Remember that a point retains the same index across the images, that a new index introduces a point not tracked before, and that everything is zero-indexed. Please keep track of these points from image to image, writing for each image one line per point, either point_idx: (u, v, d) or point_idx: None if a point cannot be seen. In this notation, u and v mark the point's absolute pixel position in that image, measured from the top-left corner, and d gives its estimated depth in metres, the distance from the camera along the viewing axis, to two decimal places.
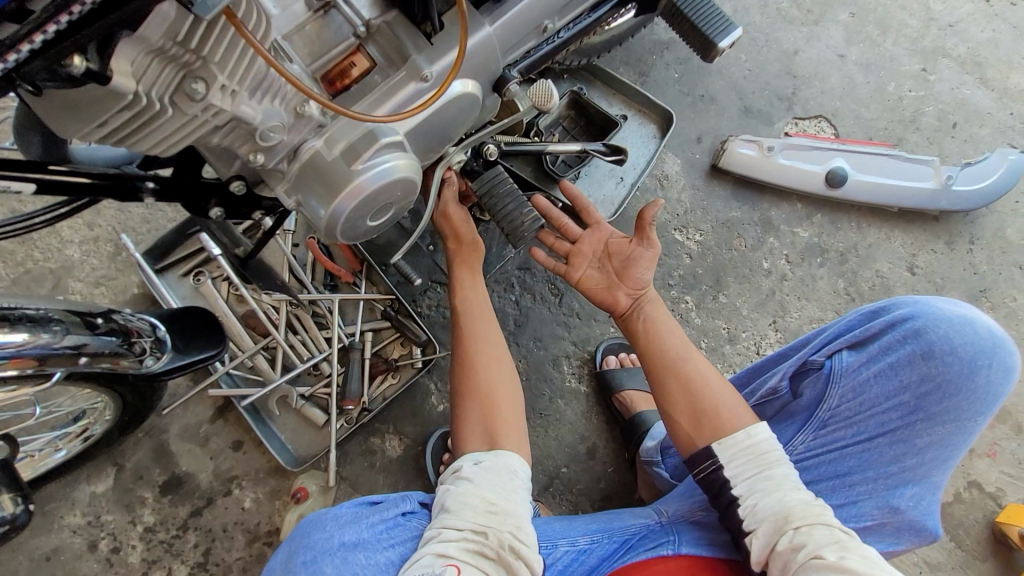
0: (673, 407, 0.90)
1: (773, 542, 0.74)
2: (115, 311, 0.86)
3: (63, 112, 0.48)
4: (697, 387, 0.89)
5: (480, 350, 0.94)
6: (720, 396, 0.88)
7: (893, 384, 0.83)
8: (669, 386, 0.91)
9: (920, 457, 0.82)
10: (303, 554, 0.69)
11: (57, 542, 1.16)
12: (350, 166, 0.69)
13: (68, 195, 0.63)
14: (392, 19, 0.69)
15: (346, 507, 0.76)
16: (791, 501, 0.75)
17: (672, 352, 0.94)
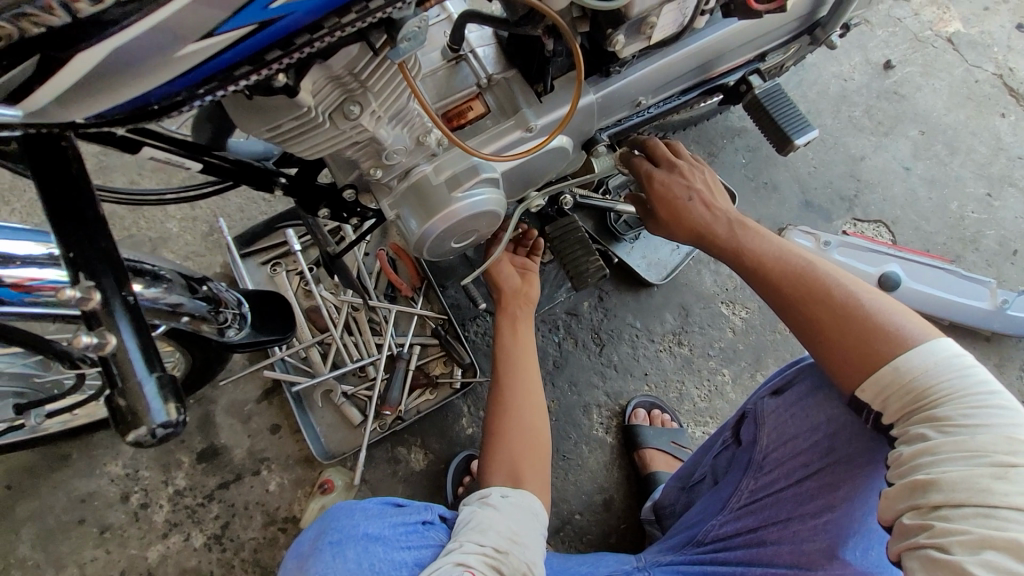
0: (828, 342, 0.72)
1: (903, 509, 0.61)
2: (210, 280, 0.93)
3: (250, 113, 0.59)
4: (845, 306, 0.72)
5: (525, 396, 0.99)
6: (876, 310, 0.70)
7: (808, 424, 0.81)
8: (813, 318, 0.73)
9: (848, 501, 0.74)
10: (334, 533, 0.81)
11: (95, 487, 1.24)
12: (450, 192, 0.78)
13: (219, 177, 0.74)
14: (511, 76, 0.80)
15: (374, 503, 0.86)
16: (951, 458, 0.59)
17: (797, 269, 0.78)
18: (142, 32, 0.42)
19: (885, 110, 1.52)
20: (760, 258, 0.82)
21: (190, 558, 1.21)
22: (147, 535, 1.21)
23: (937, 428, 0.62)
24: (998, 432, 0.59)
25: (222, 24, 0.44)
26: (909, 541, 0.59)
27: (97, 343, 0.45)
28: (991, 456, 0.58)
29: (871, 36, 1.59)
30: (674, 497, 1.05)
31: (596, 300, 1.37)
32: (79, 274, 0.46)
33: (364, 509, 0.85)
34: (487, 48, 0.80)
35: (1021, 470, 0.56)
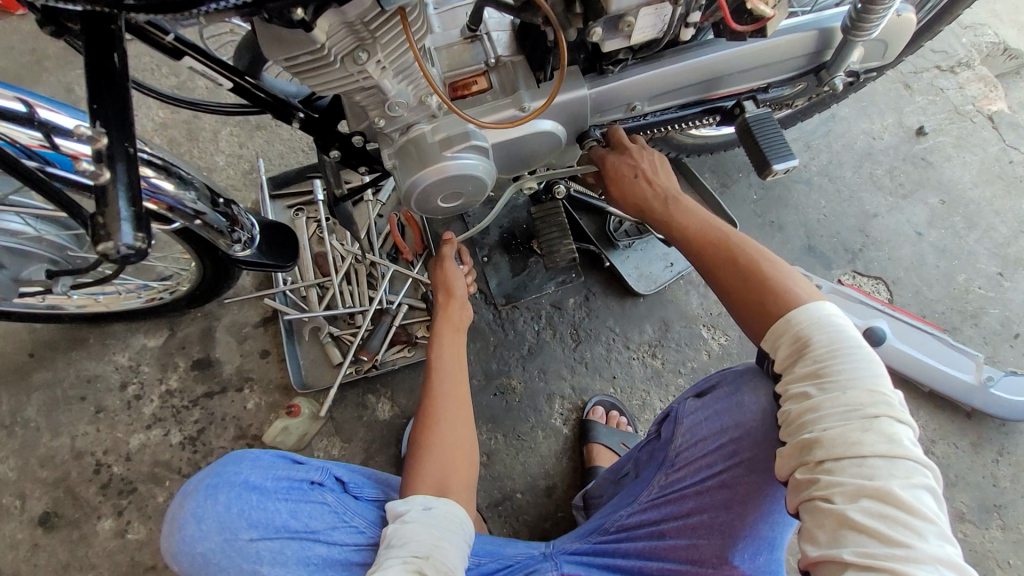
0: (736, 295, 0.78)
1: (794, 465, 0.64)
2: (233, 201, 1.06)
3: (273, 42, 0.69)
4: (752, 264, 0.78)
5: (453, 412, 0.99)
6: (773, 266, 0.77)
7: (717, 429, 0.81)
8: (726, 273, 0.79)
9: (743, 508, 0.77)
10: (213, 477, 0.86)
11: (101, 370, 1.38)
12: (442, 151, 0.88)
13: (249, 102, 0.86)
14: (517, 61, 0.89)
15: (266, 454, 0.93)
16: (830, 416, 0.62)
17: (714, 241, 0.83)
18: None
19: (908, 173, 1.53)
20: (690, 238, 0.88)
21: (165, 452, 1.32)
22: (134, 423, 1.34)
23: (817, 386, 0.65)
24: (863, 385, 0.63)
25: None
26: (801, 493, 0.63)
27: (94, 173, 0.56)
28: (861, 409, 0.61)
29: (909, 101, 1.60)
30: (605, 490, 1.08)
31: (581, 299, 1.42)
32: (97, 122, 0.58)
33: (252, 461, 0.91)
34: (502, 33, 0.89)
35: (882, 420, 0.61)
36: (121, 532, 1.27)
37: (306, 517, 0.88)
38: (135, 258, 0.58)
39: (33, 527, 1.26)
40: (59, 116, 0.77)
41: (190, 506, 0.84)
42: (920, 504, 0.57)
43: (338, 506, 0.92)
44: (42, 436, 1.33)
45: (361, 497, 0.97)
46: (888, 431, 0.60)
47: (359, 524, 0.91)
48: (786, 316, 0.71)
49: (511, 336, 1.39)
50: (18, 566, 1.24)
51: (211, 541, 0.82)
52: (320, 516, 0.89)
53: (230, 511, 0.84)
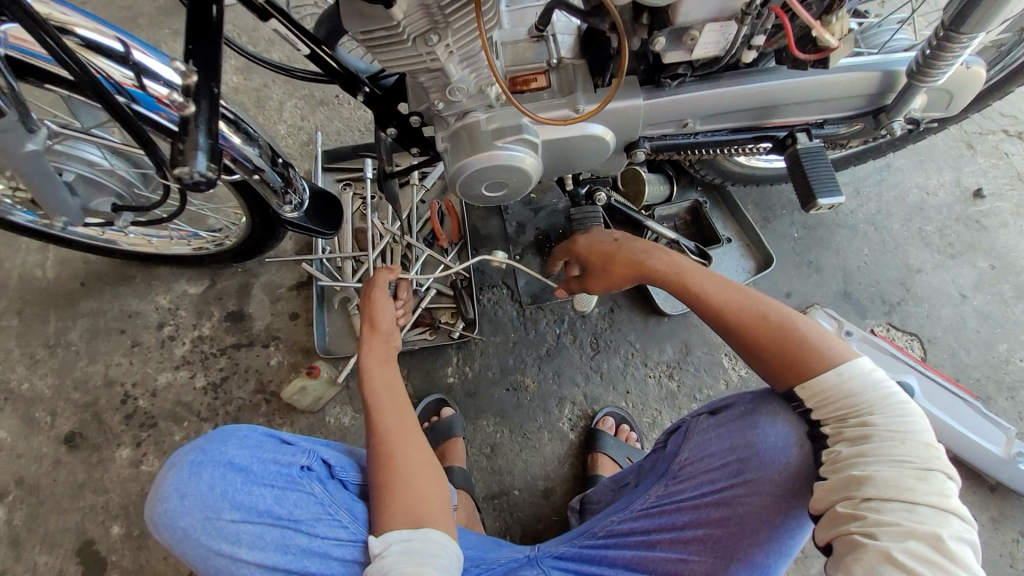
0: (770, 361, 0.77)
1: (835, 498, 0.67)
2: (290, 165, 1.11)
3: (352, 15, 0.73)
4: (782, 325, 0.77)
5: (402, 447, 0.87)
6: (800, 326, 0.77)
7: (725, 448, 0.83)
8: (757, 336, 0.78)
9: (741, 529, 0.79)
10: (198, 455, 0.87)
11: (142, 308, 1.46)
12: (494, 140, 0.91)
13: (322, 71, 0.91)
14: (578, 64, 0.91)
15: (255, 434, 0.93)
16: (879, 462, 0.65)
17: (739, 292, 0.82)
18: None
19: (959, 234, 1.49)
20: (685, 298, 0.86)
21: (188, 394, 1.38)
22: (164, 362, 1.41)
23: (864, 436, 0.68)
24: (917, 438, 0.66)
25: None
26: (840, 526, 0.65)
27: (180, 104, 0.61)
28: (914, 462, 0.64)
29: (970, 161, 1.56)
30: (603, 496, 1.07)
31: (606, 310, 1.43)
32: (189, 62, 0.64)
33: (239, 440, 0.91)
34: (567, 36, 0.92)
35: (938, 474, 0.64)
36: (136, 463, 1.33)
37: (291, 504, 0.87)
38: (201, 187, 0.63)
39: (58, 444, 1.34)
40: (150, 60, 0.83)
41: (174, 481, 0.85)
42: (964, 555, 0.59)
43: (324, 496, 0.90)
44: (80, 361, 1.41)
45: (346, 483, 0.96)
46: (941, 484, 0.63)
47: (343, 518, 0.88)
48: (823, 382, 0.73)
49: (531, 336, 1.41)
50: (39, 478, 1.31)
51: (193, 517, 0.83)
52: (305, 505, 0.88)
53: (213, 491, 0.84)
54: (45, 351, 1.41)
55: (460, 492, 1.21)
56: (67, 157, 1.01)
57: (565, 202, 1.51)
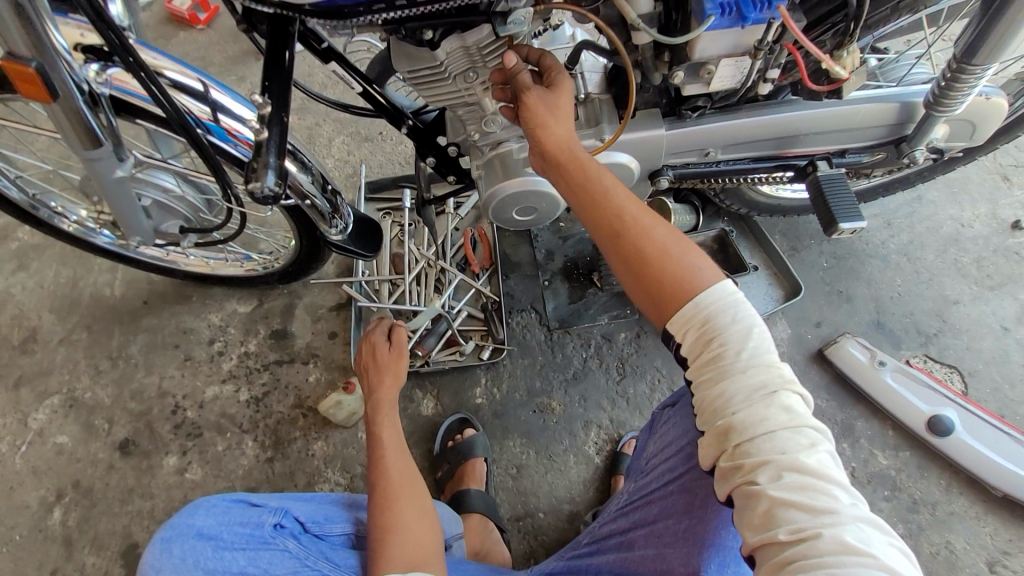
0: (637, 288, 0.71)
1: (717, 454, 0.62)
2: (339, 193, 1.21)
3: (402, 57, 0.82)
4: (660, 248, 0.70)
5: (402, 489, 0.94)
6: (682, 251, 0.70)
7: (684, 434, 0.84)
8: (630, 255, 0.71)
9: (703, 510, 0.74)
10: (167, 531, 0.86)
11: (195, 325, 1.57)
12: (525, 167, 0.99)
13: (373, 107, 1.01)
14: (605, 99, 0.98)
15: (222, 501, 0.90)
16: (737, 396, 0.62)
17: (631, 216, 0.72)
18: None
19: (998, 266, 1.46)
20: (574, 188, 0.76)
21: (232, 406, 1.47)
22: (212, 376, 1.51)
23: (721, 369, 0.64)
24: (770, 366, 0.63)
25: None
26: (728, 482, 0.61)
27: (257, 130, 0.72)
28: (761, 385, 0.61)
29: (1006, 194, 1.54)
30: None
31: (632, 335, 1.46)
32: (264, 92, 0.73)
33: (206, 510, 0.88)
34: (594, 73, 1.00)
35: (792, 394, 0.61)
36: (181, 471, 1.40)
37: (265, 563, 0.83)
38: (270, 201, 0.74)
39: (112, 450, 1.43)
40: (223, 97, 0.95)
41: (150, 558, 0.84)
42: (828, 468, 0.57)
43: (300, 551, 0.86)
44: (138, 372, 1.52)
45: (326, 535, 0.93)
46: (787, 400, 0.61)
47: (323, 566, 0.86)
48: (686, 310, 0.67)
49: (558, 359, 1.44)
50: (93, 482, 1.40)
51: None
52: (281, 562, 0.84)
53: (185, 562, 0.82)
54: (107, 363, 1.53)
55: (476, 515, 1.23)
56: (145, 184, 1.12)
57: None
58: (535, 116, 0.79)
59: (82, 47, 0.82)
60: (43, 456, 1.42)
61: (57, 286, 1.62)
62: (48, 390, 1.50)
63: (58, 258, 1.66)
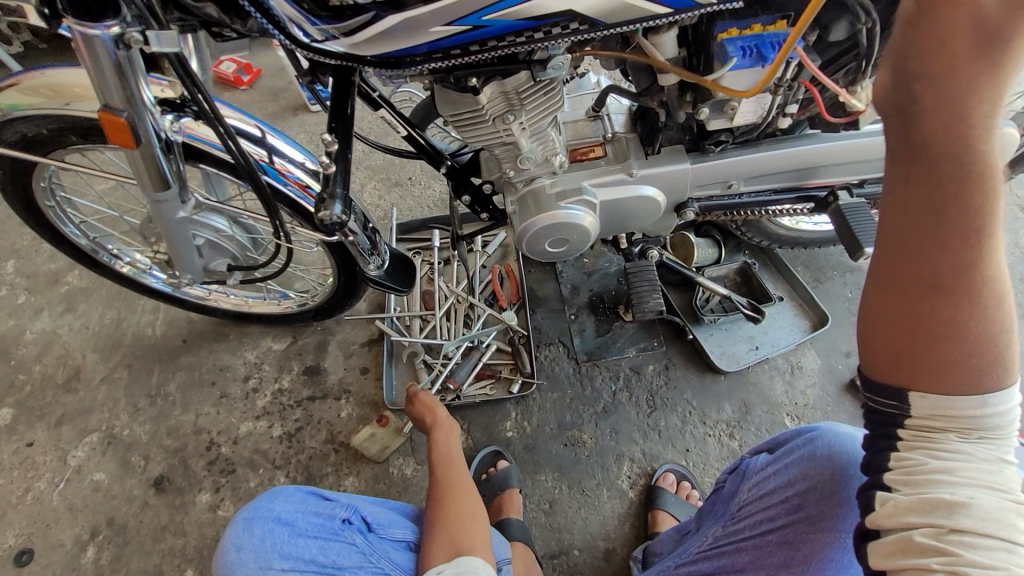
0: (899, 338, 0.54)
1: (911, 521, 0.52)
2: (378, 231, 1.27)
3: (447, 102, 0.90)
4: (978, 320, 0.50)
5: (453, 490, 1.06)
6: (1003, 331, 0.51)
7: (784, 484, 0.84)
8: (930, 305, 0.51)
9: (804, 565, 0.76)
10: (249, 511, 0.88)
11: (232, 362, 1.61)
12: (557, 202, 1.04)
13: (414, 150, 1.09)
14: (631, 138, 1.05)
15: (298, 491, 0.94)
16: (973, 489, 0.52)
17: (967, 267, 0.49)
18: (403, 19, 0.68)
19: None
20: (913, 164, 0.49)
21: (265, 442, 1.48)
22: (246, 412, 1.53)
23: (961, 458, 0.53)
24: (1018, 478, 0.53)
25: (461, 18, 0.69)
26: (913, 557, 0.50)
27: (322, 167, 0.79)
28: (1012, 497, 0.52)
29: None
30: (666, 547, 1.10)
31: (661, 367, 1.47)
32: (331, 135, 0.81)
33: (285, 497, 0.92)
34: (620, 116, 1.08)
35: None
36: (214, 507, 1.41)
37: (335, 554, 0.86)
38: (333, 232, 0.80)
39: (146, 487, 1.44)
40: (279, 143, 1.04)
41: (229, 537, 0.85)
42: None
43: (366, 547, 0.90)
44: (175, 409, 1.55)
45: (388, 538, 0.96)
46: None
47: (385, 565, 0.89)
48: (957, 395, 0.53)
49: (588, 393, 1.45)
50: (127, 519, 1.41)
51: (246, 570, 0.81)
52: (349, 555, 0.87)
53: (264, 543, 0.84)
54: (146, 400, 1.57)
55: (517, 545, 1.20)
56: (200, 225, 1.18)
57: (617, 265, 1.60)
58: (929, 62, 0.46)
59: (160, 102, 0.92)
60: (80, 493, 1.44)
61: (102, 326, 1.70)
62: (88, 427, 1.54)
63: (104, 300, 1.74)
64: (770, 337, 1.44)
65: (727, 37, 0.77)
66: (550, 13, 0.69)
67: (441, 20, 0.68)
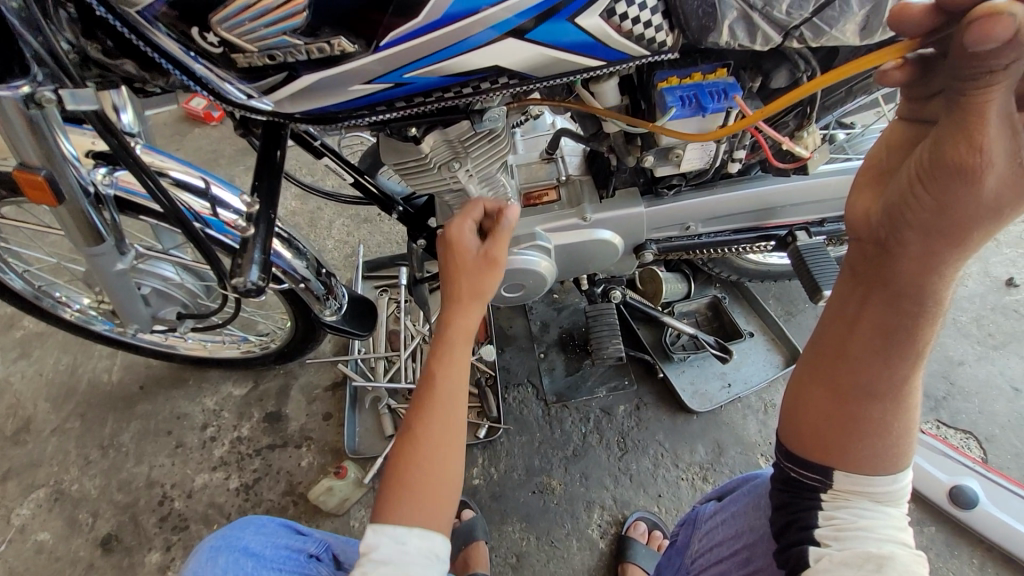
0: (832, 426, 0.64)
1: (849, 574, 0.58)
2: (332, 274, 1.23)
3: (390, 150, 0.88)
4: (883, 411, 0.62)
5: (441, 431, 0.73)
6: (908, 429, 0.63)
7: (733, 534, 0.80)
8: (861, 403, 0.62)
9: None
10: (217, 540, 0.84)
11: (190, 410, 1.55)
12: (510, 248, 1.00)
13: (365, 196, 1.06)
14: (585, 180, 1.03)
15: (270, 524, 0.92)
16: (892, 547, 0.60)
17: (883, 375, 0.61)
18: (321, 78, 0.66)
19: (998, 324, 1.44)
20: (888, 292, 0.59)
21: (221, 495, 1.42)
22: (202, 462, 1.47)
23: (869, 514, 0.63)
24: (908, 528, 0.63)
25: (382, 76, 0.67)
26: None
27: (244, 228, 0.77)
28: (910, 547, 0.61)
29: (996, 253, 1.55)
30: None
31: (632, 408, 1.42)
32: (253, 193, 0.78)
33: (256, 528, 0.89)
34: (574, 158, 1.05)
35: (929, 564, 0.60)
36: (164, 568, 1.33)
37: None
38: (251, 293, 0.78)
39: (93, 547, 1.37)
40: (225, 193, 1.00)
41: (191, 566, 0.80)
42: None
43: None
44: (128, 462, 1.48)
45: None
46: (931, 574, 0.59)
47: None
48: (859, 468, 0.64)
49: (557, 435, 1.40)
50: None
51: None
52: None
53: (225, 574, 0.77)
54: (97, 452, 1.50)
55: None
56: (146, 274, 1.15)
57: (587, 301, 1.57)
58: (908, 212, 0.54)
59: (93, 154, 0.88)
60: (22, 555, 1.36)
61: (56, 373, 1.63)
62: (34, 483, 1.46)
63: (60, 346, 1.68)
64: (742, 374, 1.41)
65: (665, 86, 0.75)
66: (476, 69, 0.67)
67: (360, 78, 0.66)
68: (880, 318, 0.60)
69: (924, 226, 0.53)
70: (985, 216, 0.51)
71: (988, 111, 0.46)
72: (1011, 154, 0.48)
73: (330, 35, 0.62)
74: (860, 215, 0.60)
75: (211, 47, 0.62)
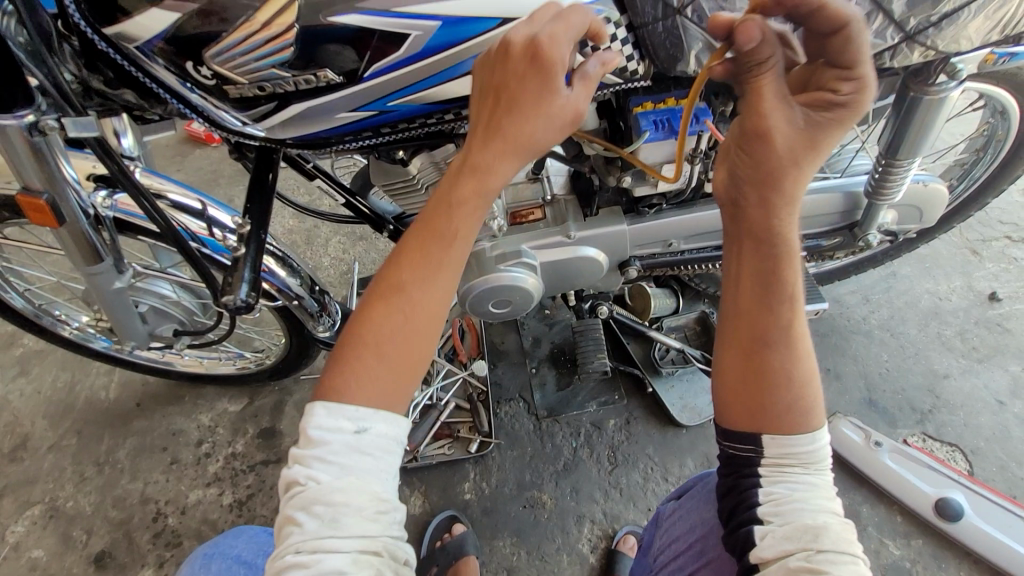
0: (741, 383, 0.70)
1: (788, 549, 0.62)
2: (325, 291, 1.25)
3: (380, 172, 0.91)
4: (784, 361, 0.68)
5: (429, 305, 0.62)
6: (809, 375, 0.69)
7: (688, 528, 0.84)
8: (761, 355, 0.69)
9: None
10: (209, 549, 0.91)
11: (185, 426, 1.57)
12: (498, 264, 1.02)
13: (357, 216, 1.09)
14: (570, 200, 1.07)
15: (262, 531, 0.98)
16: (824, 516, 0.64)
17: (770, 321, 0.69)
18: (309, 107, 0.69)
19: (982, 337, 1.46)
20: (755, 247, 0.69)
21: (214, 511, 1.43)
22: (196, 478, 1.48)
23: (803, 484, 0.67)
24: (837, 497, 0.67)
25: (367, 104, 0.70)
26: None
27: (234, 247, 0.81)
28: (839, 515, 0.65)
29: (978, 267, 1.58)
30: None
31: (622, 422, 1.44)
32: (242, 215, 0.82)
33: (248, 535, 0.96)
34: (559, 177, 1.09)
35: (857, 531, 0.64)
36: None
37: None
38: (242, 310, 0.80)
39: (87, 564, 1.37)
40: (221, 214, 1.03)
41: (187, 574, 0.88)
42: None
43: None
44: (123, 478, 1.49)
45: None
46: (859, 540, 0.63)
47: None
48: (777, 420, 0.68)
49: (548, 449, 1.41)
50: None
51: None
52: None
53: None
54: (93, 469, 1.51)
55: None
56: (143, 292, 1.19)
57: None
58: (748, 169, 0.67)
59: (93, 177, 0.93)
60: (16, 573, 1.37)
61: (54, 390, 1.65)
62: (30, 499, 1.47)
63: (59, 364, 1.70)
64: None
65: (641, 110, 0.80)
66: (456, 98, 0.71)
67: (347, 106, 0.70)
68: (754, 270, 0.69)
69: (756, 180, 0.67)
70: (795, 163, 0.65)
71: (764, 87, 0.63)
72: (791, 118, 0.64)
73: (315, 68, 0.66)
74: (719, 190, 0.72)
75: (204, 80, 0.66)
